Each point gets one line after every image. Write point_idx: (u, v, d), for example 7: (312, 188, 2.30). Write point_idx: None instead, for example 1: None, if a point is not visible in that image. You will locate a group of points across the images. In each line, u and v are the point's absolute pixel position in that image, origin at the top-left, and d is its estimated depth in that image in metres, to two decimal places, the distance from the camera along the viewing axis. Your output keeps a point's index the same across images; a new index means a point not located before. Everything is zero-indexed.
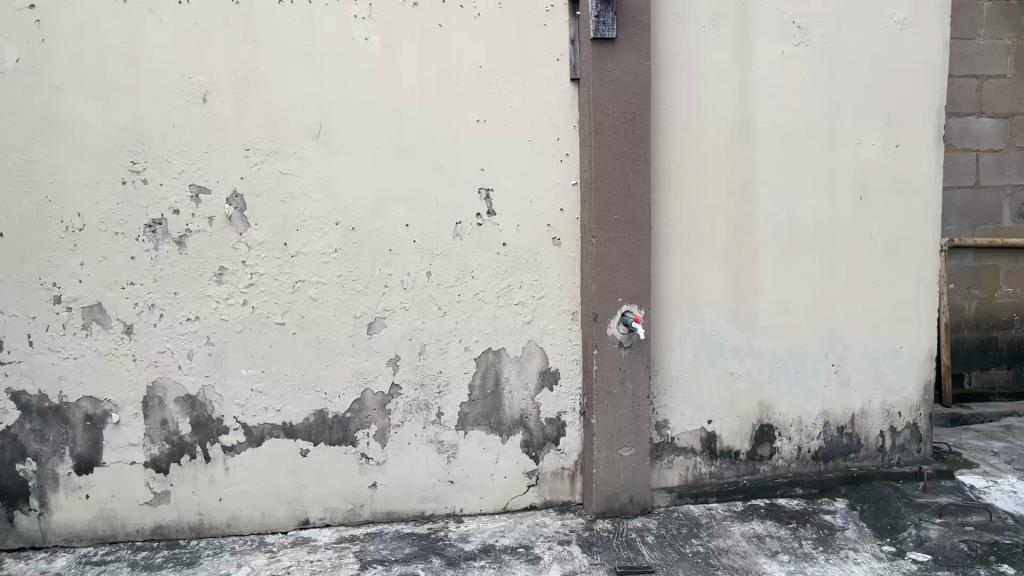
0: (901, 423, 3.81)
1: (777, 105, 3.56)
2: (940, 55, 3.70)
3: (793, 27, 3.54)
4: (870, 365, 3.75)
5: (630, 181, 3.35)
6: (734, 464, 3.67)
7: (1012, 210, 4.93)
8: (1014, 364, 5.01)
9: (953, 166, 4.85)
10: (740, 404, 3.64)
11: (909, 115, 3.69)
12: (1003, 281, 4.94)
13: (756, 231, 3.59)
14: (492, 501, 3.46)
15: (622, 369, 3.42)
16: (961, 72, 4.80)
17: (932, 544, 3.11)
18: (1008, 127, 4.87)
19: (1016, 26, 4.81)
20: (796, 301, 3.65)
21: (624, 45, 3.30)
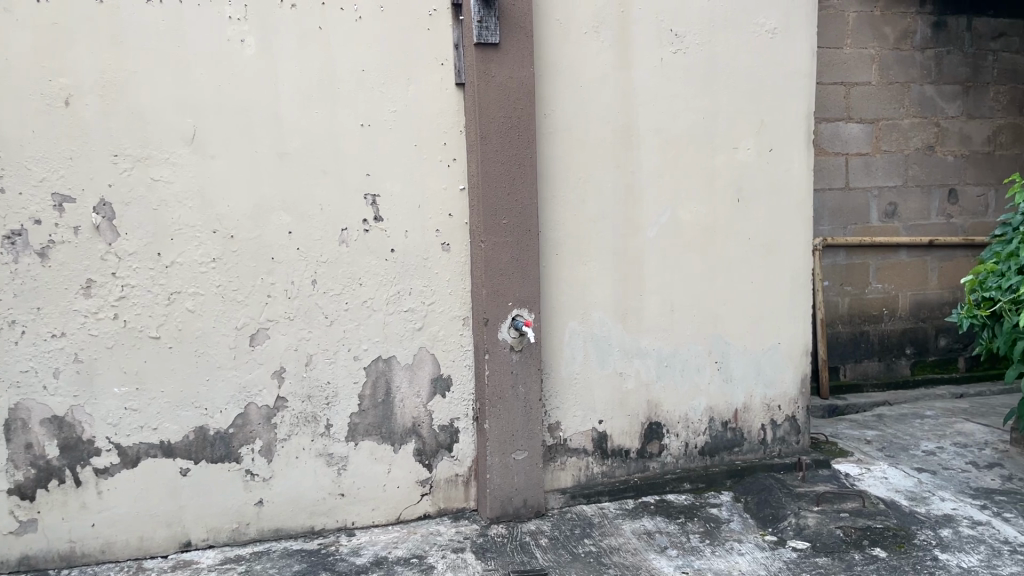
0: (781, 416, 3.96)
1: (658, 110, 3.65)
2: (807, 63, 3.87)
3: (671, 35, 3.64)
4: (751, 361, 3.88)
5: (517, 186, 3.36)
6: (624, 463, 3.73)
7: (880, 209, 5.22)
8: (884, 355, 5.31)
9: (825, 168, 5.09)
10: (630, 403, 3.71)
11: (781, 120, 3.85)
12: (873, 277, 5.23)
13: (642, 234, 3.67)
14: (385, 512, 3.41)
15: (514, 373, 3.42)
16: (830, 79, 5.04)
17: (810, 532, 3.23)
18: (874, 131, 5.15)
19: (878, 36, 5.09)
20: (680, 301, 3.75)
21: (508, 51, 3.31)
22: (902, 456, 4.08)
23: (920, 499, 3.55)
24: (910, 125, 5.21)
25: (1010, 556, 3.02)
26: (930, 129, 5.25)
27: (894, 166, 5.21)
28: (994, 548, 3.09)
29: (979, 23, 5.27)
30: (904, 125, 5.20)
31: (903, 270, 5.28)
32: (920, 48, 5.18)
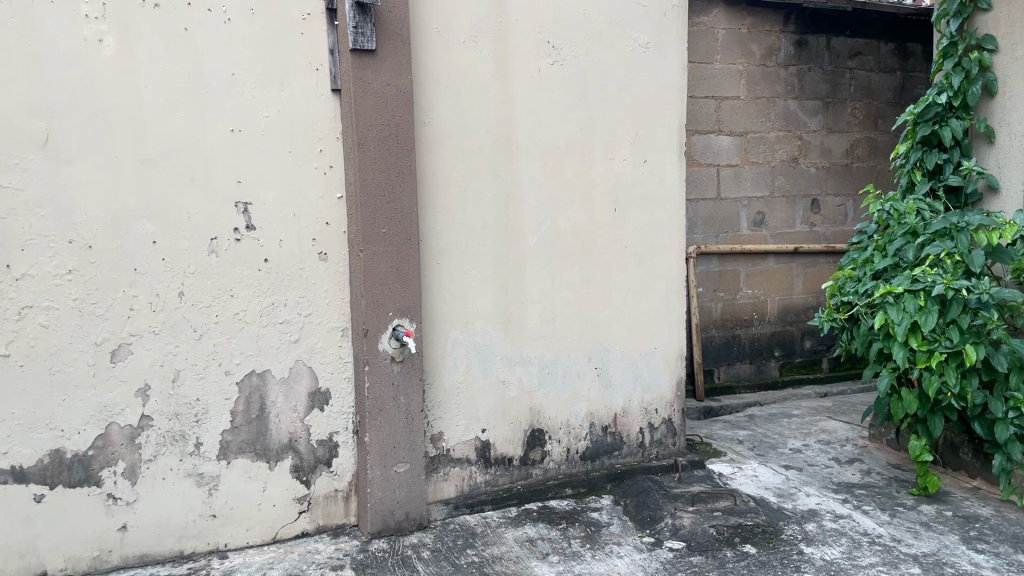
0: (658, 419, 4.06)
1: (537, 120, 3.69)
2: (678, 77, 4.01)
3: (548, 46, 3.69)
4: (629, 366, 3.97)
5: (396, 194, 3.32)
6: (507, 471, 3.74)
7: (749, 218, 5.45)
8: (755, 357, 5.55)
9: (697, 179, 5.28)
10: (512, 411, 3.72)
11: (654, 132, 3.97)
12: (744, 283, 5.46)
13: (523, 242, 3.70)
14: (260, 532, 3.29)
15: (395, 384, 3.37)
16: (701, 93, 5.24)
17: (685, 532, 3.33)
18: (743, 144, 5.38)
19: (745, 52, 5.33)
20: (561, 308, 3.80)
21: (385, 58, 3.27)
22: (771, 454, 4.27)
23: (787, 495, 3.71)
24: (775, 138, 5.47)
25: (869, 547, 3.19)
26: (794, 142, 5.54)
27: (762, 176, 5.46)
28: (854, 539, 3.26)
29: (837, 42, 5.59)
30: (770, 138, 5.46)
31: (771, 276, 5.54)
32: (784, 65, 5.45)
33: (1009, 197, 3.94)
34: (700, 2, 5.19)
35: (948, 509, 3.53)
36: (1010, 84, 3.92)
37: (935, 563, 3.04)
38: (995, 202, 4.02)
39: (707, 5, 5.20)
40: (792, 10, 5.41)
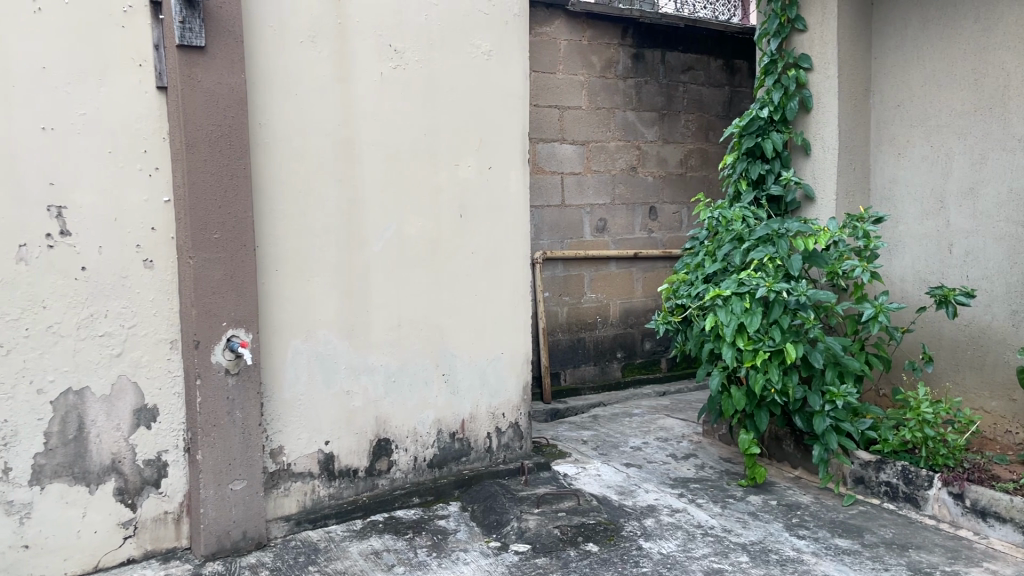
0: (504, 424, 4.09)
1: (379, 124, 3.63)
2: (521, 85, 4.06)
3: (390, 50, 3.64)
4: (476, 372, 3.98)
5: (229, 198, 3.17)
6: (352, 483, 3.64)
7: (591, 225, 5.61)
8: (598, 360, 5.71)
9: (542, 186, 5.38)
10: (356, 421, 3.64)
11: (498, 138, 4.00)
12: (587, 287, 5.61)
13: (367, 248, 3.62)
14: (80, 561, 3.03)
15: (230, 398, 3.22)
16: (545, 102, 5.34)
17: (531, 534, 3.36)
18: (585, 152, 5.54)
19: (586, 64, 5.48)
20: (407, 315, 3.75)
21: (215, 55, 3.12)
22: (613, 453, 4.39)
23: (628, 493, 3.84)
24: (615, 147, 5.66)
25: (702, 538, 3.34)
26: (633, 152, 5.75)
27: (603, 184, 5.64)
28: (689, 532, 3.41)
29: (671, 57, 5.86)
30: (611, 147, 5.65)
31: (613, 280, 5.72)
32: (623, 78, 5.66)
33: (823, 205, 4.27)
34: (542, 13, 5.29)
35: (773, 499, 3.76)
36: (822, 100, 4.24)
37: (761, 550, 3.23)
38: (811, 210, 4.34)
39: (549, 16, 5.31)
40: (629, 24, 5.63)
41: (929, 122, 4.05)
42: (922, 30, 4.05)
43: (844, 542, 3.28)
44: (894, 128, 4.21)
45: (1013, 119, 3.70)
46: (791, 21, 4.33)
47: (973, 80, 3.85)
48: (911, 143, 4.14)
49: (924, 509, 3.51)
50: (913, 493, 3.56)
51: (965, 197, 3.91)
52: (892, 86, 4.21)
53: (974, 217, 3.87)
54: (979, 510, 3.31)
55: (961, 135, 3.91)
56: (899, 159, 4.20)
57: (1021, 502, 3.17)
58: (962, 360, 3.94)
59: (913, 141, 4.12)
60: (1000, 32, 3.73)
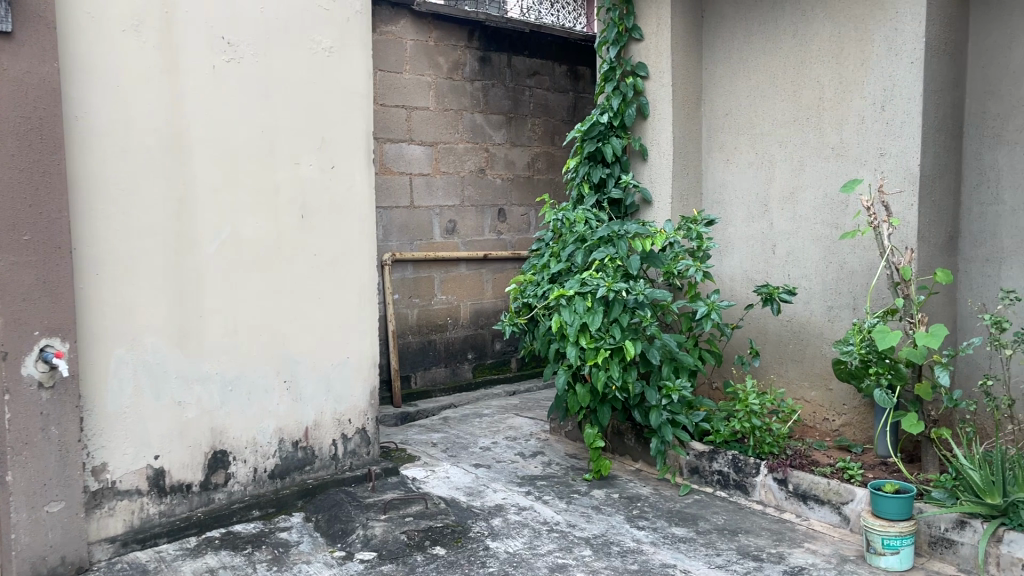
0: (351, 430, 3.98)
1: (212, 120, 3.46)
2: (364, 83, 3.97)
3: (223, 43, 3.48)
4: (320, 378, 3.85)
5: (41, 196, 2.93)
6: (185, 499, 3.45)
7: (441, 226, 5.59)
8: (449, 361, 5.70)
9: (390, 187, 5.31)
10: (190, 433, 3.45)
11: (340, 137, 3.89)
12: (437, 288, 5.59)
13: (199, 251, 3.44)
14: None
15: (45, 413, 2.97)
16: (391, 102, 5.28)
17: (377, 541, 3.29)
18: (434, 153, 5.51)
19: (434, 65, 5.47)
20: (244, 319, 3.59)
21: (24, 42, 2.87)
22: (463, 455, 4.39)
23: (476, 493, 3.84)
24: (464, 149, 5.68)
25: (547, 535, 3.40)
26: (481, 154, 5.78)
27: (452, 186, 5.63)
28: (535, 529, 3.45)
29: (517, 61, 5.94)
30: (459, 149, 5.65)
31: (463, 281, 5.73)
32: (470, 80, 5.68)
33: (659, 208, 4.45)
34: (387, 12, 5.23)
35: (615, 492, 3.87)
36: (658, 107, 4.42)
37: (603, 543, 3.32)
38: (648, 213, 4.51)
39: (394, 15, 5.26)
40: (475, 27, 5.66)
41: (754, 130, 4.30)
42: (747, 44, 4.30)
43: (680, 531, 3.42)
44: (724, 135, 4.45)
45: (827, 129, 3.99)
46: (628, 30, 4.48)
47: (792, 91, 4.12)
48: (738, 150, 4.38)
49: (752, 495, 3.72)
50: (742, 480, 3.76)
51: (786, 201, 4.18)
52: (721, 96, 4.45)
53: (794, 220, 4.15)
54: (800, 494, 3.54)
55: (783, 143, 4.18)
56: (728, 165, 4.44)
57: (837, 485, 3.43)
58: (786, 353, 4.22)
59: (741, 148, 4.37)
60: (815, 48, 4.02)
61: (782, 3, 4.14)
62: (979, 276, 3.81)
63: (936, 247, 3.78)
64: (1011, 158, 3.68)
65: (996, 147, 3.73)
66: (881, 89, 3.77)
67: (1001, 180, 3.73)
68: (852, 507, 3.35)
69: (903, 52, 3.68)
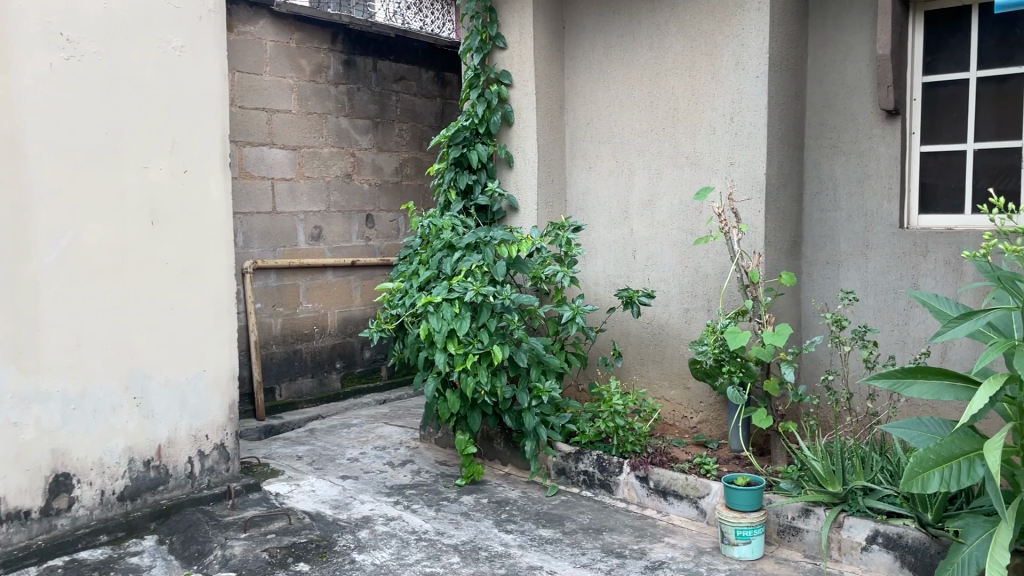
0: (208, 446, 3.80)
1: (50, 121, 3.26)
2: (219, 85, 3.82)
3: (61, 39, 3.29)
4: (174, 393, 3.67)
5: None
6: (23, 526, 3.22)
7: (305, 233, 5.45)
8: (316, 372, 5.55)
9: (250, 192, 5.13)
10: (27, 456, 3.22)
11: (194, 141, 3.72)
12: (303, 296, 5.44)
13: (35, 260, 3.23)
14: None
15: None
16: (251, 105, 5.12)
17: (237, 561, 3.16)
18: (297, 158, 5.37)
19: (296, 67, 5.34)
20: (88, 333, 3.38)
21: None
22: (329, 467, 4.30)
23: (342, 506, 3.76)
24: (328, 154, 5.56)
25: (415, 544, 3.36)
26: (347, 159, 5.68)
27: (317, 191, 5.50)
28: (403, 539, 3.41)
29: (382, 65, 5.88)
30: (323, 153, 5.53)
31: (329, 289, 5.60)
32: (334, 83, 5.57)
33: (526, 215, 4.52)
34: (245, 11, 5.07)
35: (484, 497, 3.88)
36: (523, 115, 4.49)
37: (471, 549, 3.31)
38: (515, 219, 4.57)
39: (252, 15, 5.09)
40: (339, 29, 5.56)
41: (614, 139, 4.43)
42: (606, 55, 4.43)
43: (547, 532, 3.47)
44: (586, 143, 4.56)
45: (681, 138, 4.16)
46: (492, 39, 4.52)
47: (649, 102, 4.28)
48: (600, 158, 4.50)
49: (616, 493, 3.82)
50: (606, 479, 3.86)
51: (645, 208, 4.33)
52: (582, 105, 4.56)
53: (653, 226, 4.30)
54: (660, 490, 3.66)
55: (641, 152, 4.33)
56: (591, 172, 4.55)
57: (694, 480, 3.58)
58: (647, 354, 4.36)
59: (602, 156, 4.49)
60: (669, 61, 4.18)
61: (638, 17, 4.29)
62: (820, 278, 4.07)
63: (782, 251, 4.01)
64: (846, 168, 3.96)
65: (833, 158, 4.00)
66: (730, 101, 3.96)
67: (838, 188, 4.00)
68: (708, 501, 3.51)
69: (749, 66, 3.88)
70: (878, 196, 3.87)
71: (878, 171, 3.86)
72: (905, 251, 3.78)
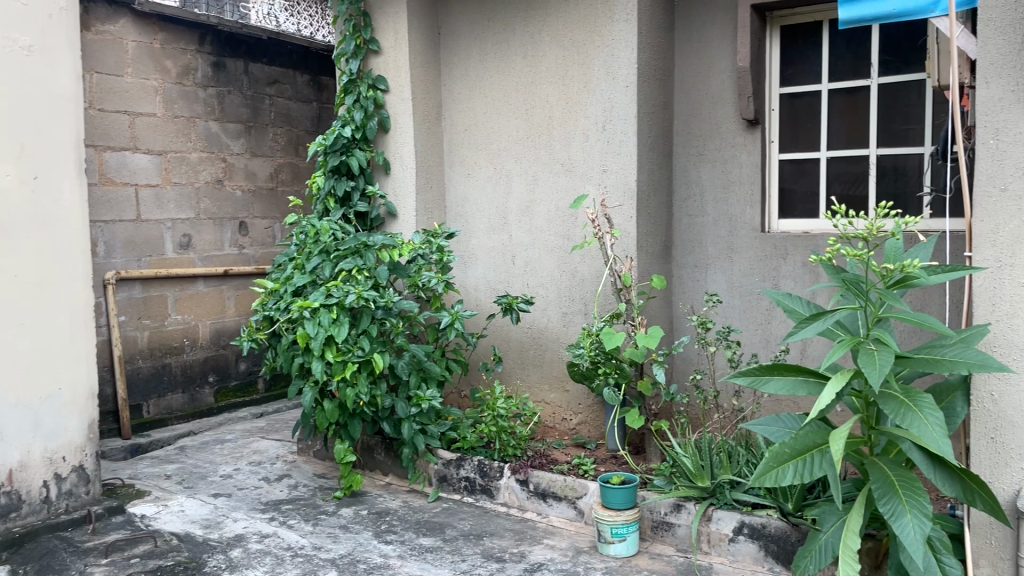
0: (66, 469, 3.58)
1: None
2: (73, 87, 3.61)
3: None
4: (25, 413, 3.44)
5: None
6: None
7: (173, 241, 5.23)
8: (187, 386, 5.33)
9: (112, 200, 4.88)
10: None
11: (45, 145, 3.50)
12: (171, 307, 5.21)
13: None
14: None
15: None
16: (111, 107, 4.87)
17: None
18: (163, 164, 5.15)
19: (161, 69, 5.12)
20: None
21: None
22: (200, 485, 4.13)
23: (214, 525, 3.62)
24: (197, 159, 5.35)
25: (291, 560, 3.28)
26: (217, 164, 5.49)
27: (185, 198, 5.29)
28: (278, 556, 3.32)
29: (254, 68, 5.71)
30: (192, 159, 5.32)
31: (200, 300, 5.39)
32: (202, 85, 5.37)
33: (404, 221, 4.49)
34: (103, 9, 4.82)
35: (364, 508, 3.82)
36: (399, 121, 4.46)
37: (349, 562, 3.26)
38: (393, 225, 4.53)
39: (112, 14, 4.85)
40: (207, 30, 5.37)
41: (492, 146, 4.46)
42: (482, 62, 4.45)
43: (427, 541, 3.44)
44: (463, 149, 4.57)
45: (556, 145, 4.23)
46: (366, 43, 4.47)
47: (525, 109, 4.33)
48: (478, 164, 4.52)
49: (497, 497, 3.84)
50: (488, 484, 3.86)
51: (523, 214, 4.38)
52: (459, 112, 4.57)
53: (531, 232, 4.35)
54: (540, 493, 3.71)
55: (518, 158, 4.38)
56: (469, 179, 4.56)
57: (572, 481, 3.63)
58: (527, 358, 4.41)
59: (480, 163, 4.51)
60: (543, 70, 4.25)
61: (512, 25, 4.33)
62: (690, 280, 4.23)
63: (654, 255, 4.14)
64: (712, 175, 4.13)
65: (700, 166, 4.17)
66: (601, 110, 4.06)
67: (704, 195, 4.16)
68: (586, 501, 3.58)
69: (619, 76, 3.99)
70: (741, 202, 4.05)
71: (741, 178, 4.04)
72: (767, 253, 3.96)
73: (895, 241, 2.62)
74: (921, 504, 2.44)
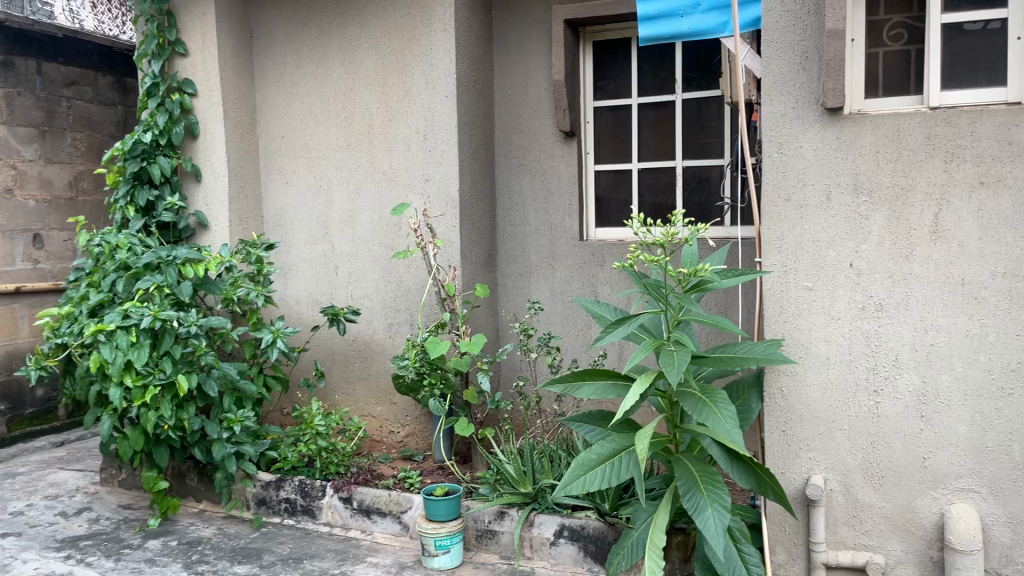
0: None
1: None
2: None
3: None
4: None
5: None
6: None
7: None
8: None
9: None
10: None
11: None
12: None
13: None
14: None
15: None
16: None
17: None
18: None
19: None
20: None
21: None
22: None
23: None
24: None
25: None
26: (6, 172, 5.02)
27: None
28: None
29: (48, 67, 5.30)
30: None
31: None
32: None
33: (216, 232, 4.29)
34: None
35: (173, 539, 3.59)
36: (209, 126, 4.25)
37: None
38: (204, 236, 4.33)
39: None
40: None
41: (311, 154, 4.33)
42: (298, 68, 4.32)
43: (242, 569, 3.28)
44: (281, 158, 4.41)
45: (377, 154, 4.17)
46: (170, 44, 4.22)
47: (343, 117, 4.24)
48: (296, 172, 4.38)
49: (319, 517, 3.72)
50: (309, 505, 3.73)
51: (344, 224, 4.28)
52: (275, 119, 4.41)
53: (353, 242, 4.26)
54: (364, 509, 3.62)
55: (338, 167, 4.28)
56: (288, 187, 4.41)
57: (397, 496, 3.58)
58: (350, 372, 4.31)
59: (299, 171, 4.37)
60: (361, 76, 4.18)
61: (329, 31, 4.23)
62: (513, 289, 4.28)
63: (477, 265, 4.15)
64: (532, 185, 4.21)
65: (520, 176, 4.24)
66: (422, 119, 4.04)
67: (526, 204, 4.23)
68: (410, 515, 3.53)
69: (439, 85, 3.99)
70: (560, 212, 4.15)
71: (559, 188, 4.14)
72: (585, 261, 4.08)
73: (690, 248, 2.76)
74: (720, 496, 2.56)
